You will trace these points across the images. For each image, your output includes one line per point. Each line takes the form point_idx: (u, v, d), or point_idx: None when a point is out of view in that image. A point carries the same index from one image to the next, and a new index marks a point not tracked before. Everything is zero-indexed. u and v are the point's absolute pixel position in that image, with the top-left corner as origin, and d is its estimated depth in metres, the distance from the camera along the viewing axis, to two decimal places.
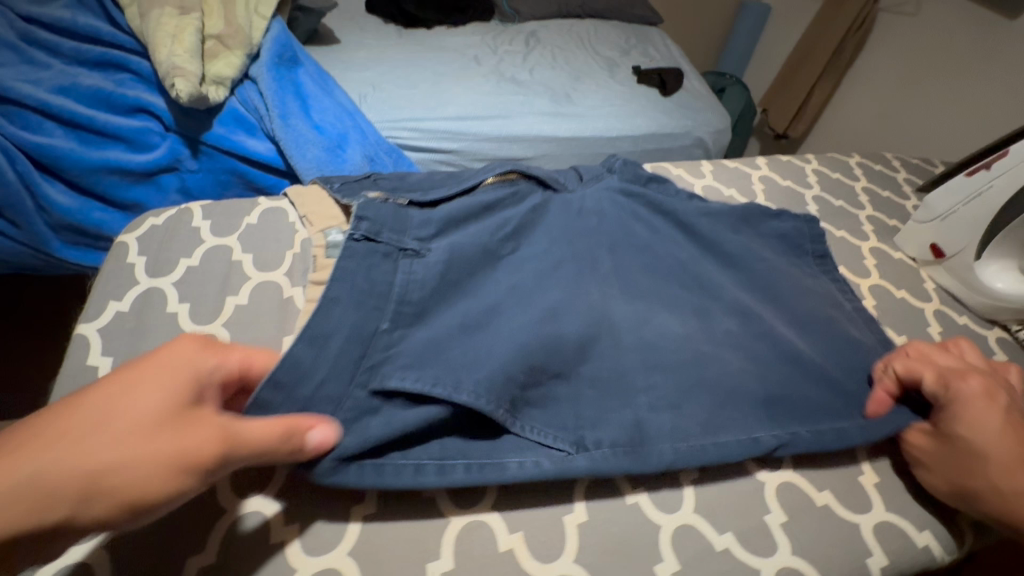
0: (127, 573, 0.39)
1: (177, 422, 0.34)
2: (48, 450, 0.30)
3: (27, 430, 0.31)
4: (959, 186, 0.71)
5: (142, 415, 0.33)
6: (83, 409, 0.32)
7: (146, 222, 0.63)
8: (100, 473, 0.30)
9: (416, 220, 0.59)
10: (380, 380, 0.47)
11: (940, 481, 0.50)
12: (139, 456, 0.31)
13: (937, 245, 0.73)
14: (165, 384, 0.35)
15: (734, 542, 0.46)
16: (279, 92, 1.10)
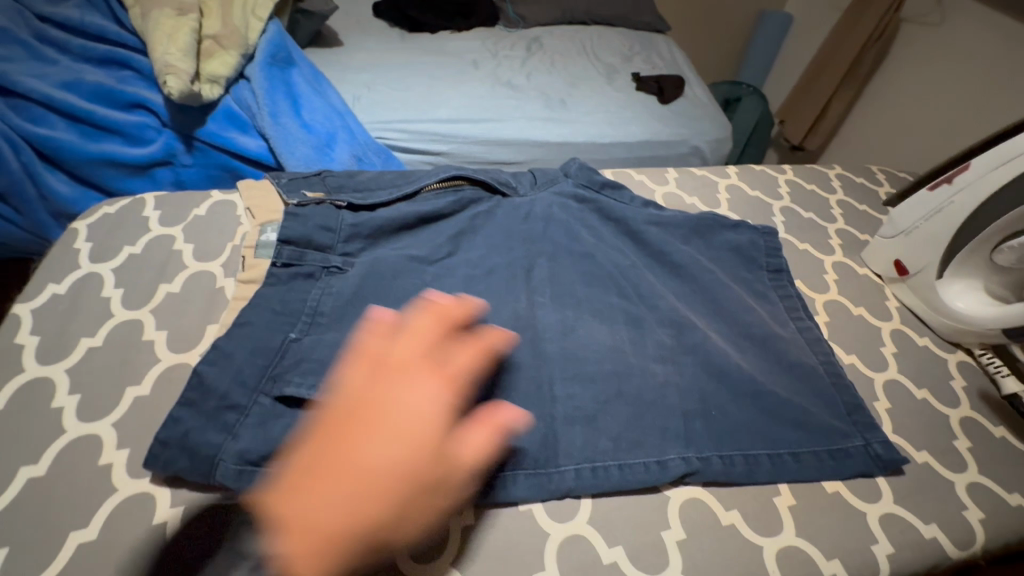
0: (12, 543, 0.41)
1: (442, 464, 0.31)
2: (362, 473, 0.28)
3: (325, 464, 0.28)
4: (920, 201, 0.68)
5: (412, 463, 0.30)
6: (357, 427, 0.30)
7: (99, 210, 0.66)
8: (413, 471, 0.30)
9: (344, 233, 0.62)
10: (280, 388, 0.47)
11: None
12: (422, 440, 0.31)
13: (900, 263, 0.70)
14: (421, 417, 0.31)
15: (623, 557, 0.45)
16: (270, 91, 1.12)
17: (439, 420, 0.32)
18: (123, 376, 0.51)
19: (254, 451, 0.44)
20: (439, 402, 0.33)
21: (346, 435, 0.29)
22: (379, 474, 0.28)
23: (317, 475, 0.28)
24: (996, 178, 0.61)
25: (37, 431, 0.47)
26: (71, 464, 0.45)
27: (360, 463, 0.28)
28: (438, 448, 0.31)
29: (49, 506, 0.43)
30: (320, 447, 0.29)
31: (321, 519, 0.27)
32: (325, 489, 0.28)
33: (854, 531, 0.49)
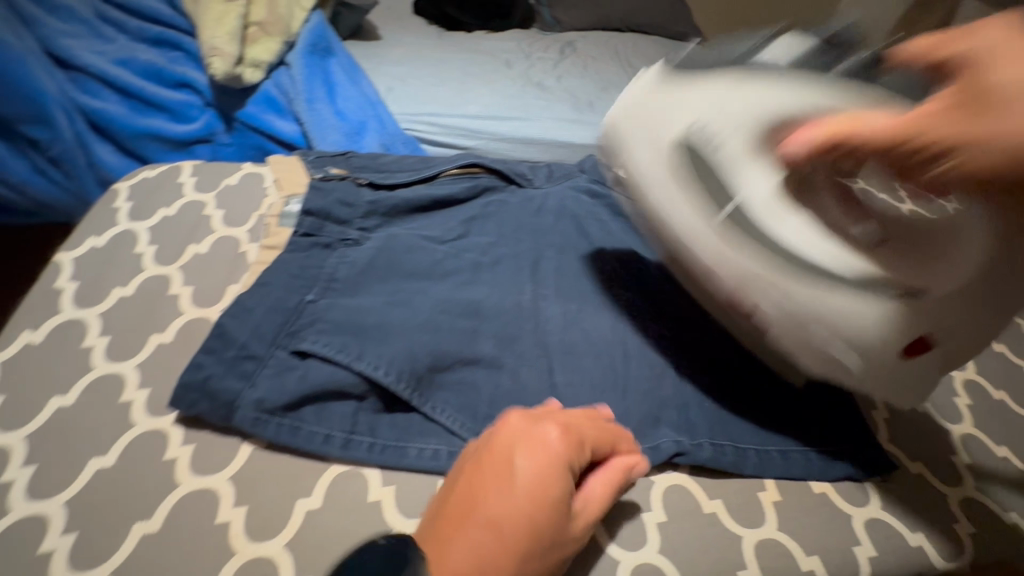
0: (41, 462, 0.45)
1: (557, 524, 0.38)
2: (484, 531, 0.36)
3: (456, 520, 0.36)
4: (787, 323, 0.47)
5: (530, 521, 0.37)
6: (482, 495, 0.37)
7: (140, 173, 0.71)
8: (525, 531, 0.37)
9: (363, 209, 0.65)
10: (298, 341, 0.51)
11: (977, 155, 0.32)
12: (538, 501, 0.38)
13: (903, 348, 0.46)
14: (547, 485, 0.38)
15: (603, 533, 0.46)
16: (308, 79, 1.16)
17: (562, 482, 0.39)
18: (148, 324, 0.55)
19: (270, 399, 0.47)
20: (564, 466, 0.40)
21: (484, 486, 0.38)
22: (502, 527, 0.36)
23: (450, 525, 0.36)
24: (775, 248, 0.47)
25: (70, 365, 0.51)
26: (95, 397, 0.49)
27: (490, 510, 0.36)
28: (553, 509, 0.38)
29: (74, 433, 0.47)
30: (460, 493, 0.38)
31: (463, 551, 0.34)
32: (460, 534, 0.36)
33: (834, 530, 0.49)
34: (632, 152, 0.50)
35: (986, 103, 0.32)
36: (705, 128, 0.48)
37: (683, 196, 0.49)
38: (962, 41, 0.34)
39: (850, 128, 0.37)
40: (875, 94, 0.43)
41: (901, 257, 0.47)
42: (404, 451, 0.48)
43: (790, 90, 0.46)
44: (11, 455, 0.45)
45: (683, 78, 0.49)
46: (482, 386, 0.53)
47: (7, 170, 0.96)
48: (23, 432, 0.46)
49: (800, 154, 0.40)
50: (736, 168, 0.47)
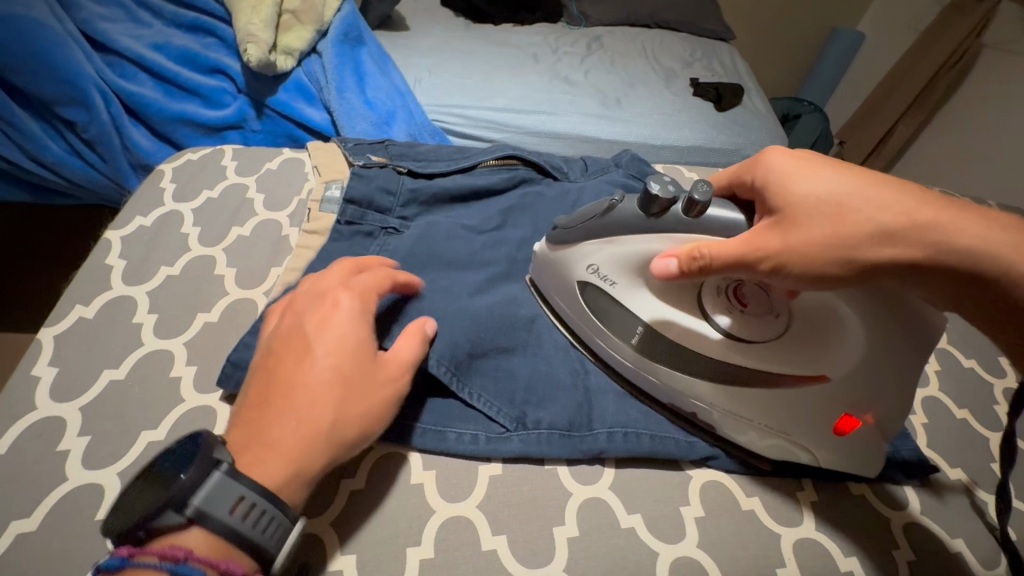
0: (95, 432, 0.46)
1: (362, 366, 0.41)
2: (293, 402, 0.39)
3: (269, 402, 0.39)
4: (723, 426, 0.50)
5: (333, 375, 0.40)
6: (282, 372, 0.40)
7: (183, 155, 0.72)
8: (332, 386, 0.40)
9: (403, 198, 0.66)
10: None
11: (819, 263, 0.41)
12: (333, 357, 0.41)
13: (831, 428, 0.47)
14: (333, 332, 0.42)
15: (641, 524, 0.46)
16: (339, 68, 1.12)
17: (357, 328, 0.43)
18: (195, 303, 0.56)
19: None
20: (354, 312, 0.43)
21: (281, 370, 0.40)
22: (305, 391, 0.39)
23: (266, 410, 0.39)
24: (687, 363, 0.50)
25: (121, 340, 0.52)
26: (146, 371, 0.50)
27: (294, 384, 0.40)
28: (355, 355, 0.42)
29: (126, 406, 0.48)
30: (263, 385, 0.40)
31: (282, 423, 0.38)
32: (280, 410, 0.39)
33: (872, 531, 0.49)
34: (555, 297, 0.57)
35: (793, 220, 0.41)
36: (598, 274, 0.53)
37: (602, 332, 0.53)
38: (756, 171, 0.46)
39: (704, 245, 0.43)
40: (718, 226, 0.44)
41: (797, 352, 0.48)
42: (443, 435, 0.48)
43: (651, 234, 0.48)
44: (67, 425, 0.46)
45: (566, 243, 0.53)
46: (520, 372, 0.53)
47: (44, 150, 0.95)
48: (77, 403, 0.48)
49: (674, 269, 0.45)
50: (633, 300, 0.52)
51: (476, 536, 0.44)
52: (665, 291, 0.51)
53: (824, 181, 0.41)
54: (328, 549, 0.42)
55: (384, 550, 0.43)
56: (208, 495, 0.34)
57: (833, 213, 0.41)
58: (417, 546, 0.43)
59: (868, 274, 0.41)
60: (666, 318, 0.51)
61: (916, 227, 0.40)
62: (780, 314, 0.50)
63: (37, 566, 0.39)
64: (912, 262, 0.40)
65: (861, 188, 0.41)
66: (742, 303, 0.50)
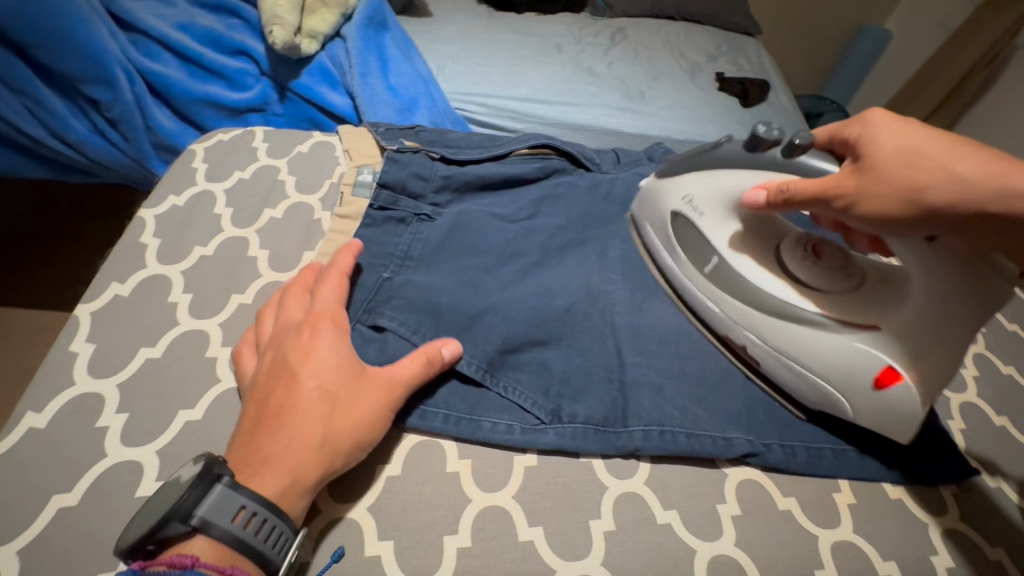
0: (133, 409, 0.46)
1: (345, 383, 0.42)
2: (284, 427, 0.40)
3: (262, 432, 0.40)
4: (772, 362, 0.52)
5: (318, 395, 0.41)
6: (272, 400, 0.42)
7: (215, 136, 0.71)
8: (320, 405, 0.41)
9: (435, 184, 0.65)
10: (373, 318, 0.51)
11: (886, 203, 0.42)
12: (315, 378, 0.42)
13: (870, 378, 0.46)
14: (315, 353, 0.43)
15: (677, 521, 0.46)
16: (363, 51, 1.10)
17: (337, 348, 0.44)
18: (230, 284, 0.56)
19: None
20: (332, 335, 0.45)
21: (269, 399, 0.42)
22: (294, 414, 0.40)
23: (258, 440, 0.40)
24: (752, 294, 0.53)
25: (156, 318, 0.52)
26: (182, 351, 0.50)
27: (282, 409, 0.41)
28: (339, 371, 0.43)
29: (162, 385, 0.48)
30: (255, 416, 0.41)
31: (276, 449, 0.39)
32: (273, 436, 0.40)
33: (911, 535, 0.48)
34: (647, 225, 0.62)
35: (869, 165, 0.43)
36: (690, 205, 0.58)
37: (679, 256, 0.58)
38: (850, 128, 0.46)
39: (790, 181, 0.47)
40: (810, 171, 0.46)
41: (860, 304, 0.50)
42: (478, 424, 0.48)
43: (745, 170, 0.53)
44: (104, 402, 0.46)
45: (670, 175, 0.60)
46: (555, 364, 0.52)
47: (67, 128, 0.94)
48: (115, 381, 0.48)
49: (760, 202, 0.49)
50: (715, 232, 0.56)
51: (512, 526, 0.44)
52: (747, 228, 0.56)
53: (908, 133, 0.42)
54: (366, 534, 0.42)
55: (419, 537, 0.42)
56: (211, 507, 0.35)
57: (910, 159, 0.41)
58: (454, 535, 0.43)
59: (939, 219, 0.41)
60: (741, 253, 0.55)
61: (991, 179, 0.40)
62: (854, 272, 0.52)
63: (78, 541, 0.39)
64: (980, 216, 0.40)
65: (941, 142, 0.42)
66: (818, 256, 0.53)
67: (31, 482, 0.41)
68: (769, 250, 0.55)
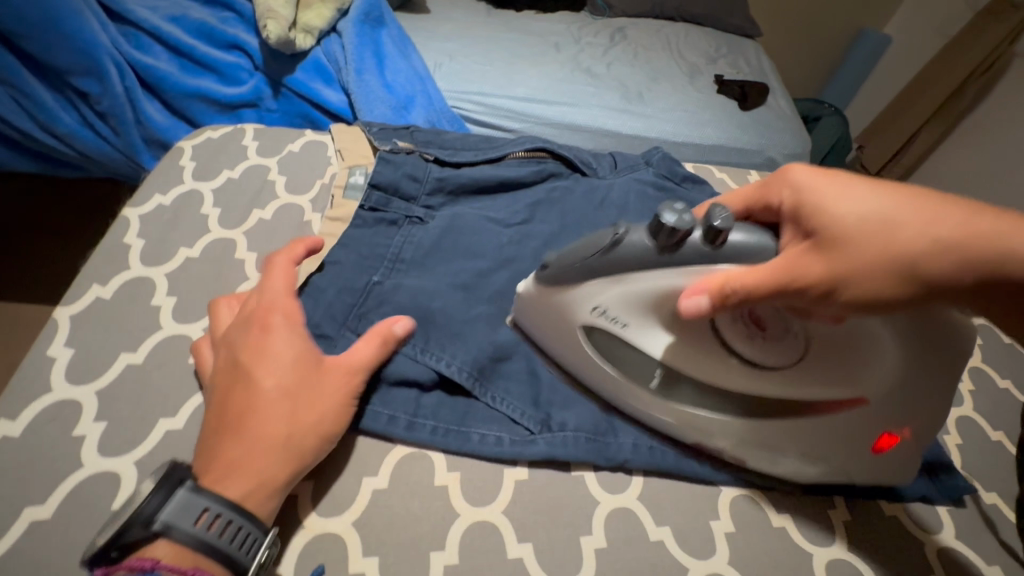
0: (112, 417, 0.45)
1: (305, 379, 0.42)
2: (245, 428, 0.39)
3: (220, 433, 0.39)
4: (746, 455, 0.48)
5: (275, 394, 0.41)
6: (230, 399, 0.41)
7: (204, 133, 0.70)
8: (279, 406, 0.40)
9: (429, 187, 0.63)
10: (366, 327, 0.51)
11: (871, 287, 0.36)
12: (272, 377, 0.41)
13: (869, 447, 0.46)
14: (269, 351, 0.42)
15: (670, 537, 0.45)
16: (359, 47, 1.08)
17: (291, 342, 0.43)
18: (216, 287, 0.54)
19: None
20: (283, 329, 0.44)
21: (226, 398, 0.41)
22: (254, 415, 0.40)
23: (218, 441, 0.39)
24: (708, 398, 0.47)
25: (138, 322, 0.51)
26: (164, 356, 0.48)
27: (241, 410, 0.40)
28: (295, 367, 0.42)
29: (143, 392, 0.46)
30: (214, 415, 0.40)
31: (236, 451, 0.38)
32: (232, 437, 0.39)
33: (906, 554, 0.48)
34: (552, 338, 0.50)
35: (835, 242, 0.37)
36: (607, 317, 0.46)
37: (616, 370, 0.48)
38: (779, 193, 0.42)
39: (732, 276, 0.38)
40: (748, 257, 0.38)
41: (818, 380, 0.44)
42: (467, 435, 0.47)
43: (664, 271, 0.41)
44: (82, 409, 0.45)
45: (564, 286, 0.45)
46: (547, 374, 0.51)
47: (56, 121, 0.92)
48: (94, 387, 0.46)
49: (703, 308, 0.39)
50: (647, 339, 0.47)
51: (501, 542, 0.43)
52: (675, 329, 0.46)
53: (866, 196, 0.37)
54: (350, 550, 0.41)
55: (405, 553, 0.41)
56: (175, 509, 0.34)
57: (881, 232, 0.36)
58: (441, 551, 0.42)
59: (928, 295, 0.36)
60: (681, 361, 0.47)
61: (971, 239, 0.35)
62: (795, 327, 0.46)
63: (51, 555, 0.38)
64: (973, 282, 0.35)
65: (906, 206, 0.36)
66: (762, 327, 0.45)
67: (5, 492, 0.40)
68: (707, 335, 0.46)
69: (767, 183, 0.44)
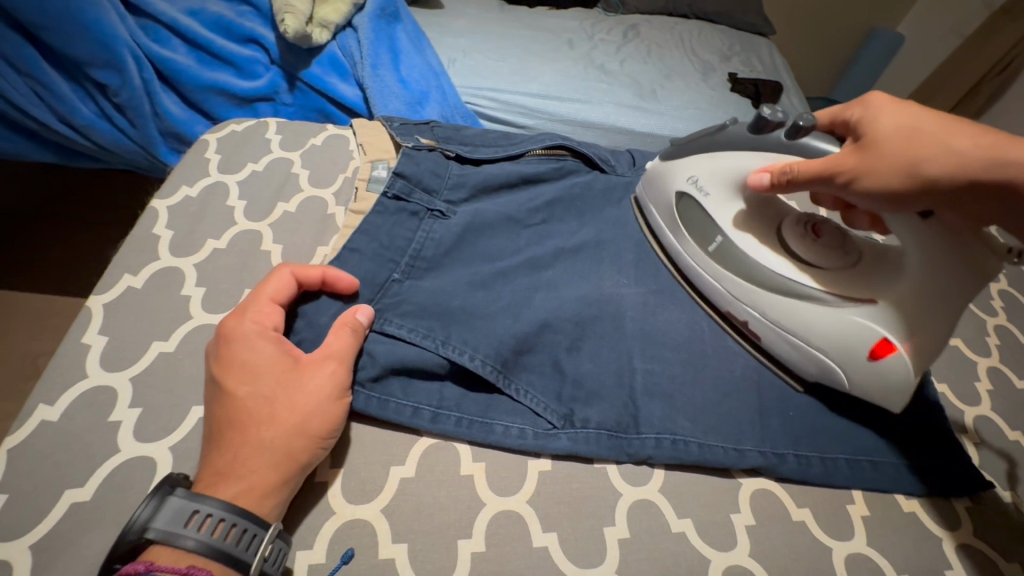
0: (146, 404, 0.46)
1: (278, 383, 0.41)
2: (226, 438, 0.39)
3: (208, 445, 0.40)
4: (772, 334, 0.54)
5: (249, 402, 0.40)
6: (213, 412, 0.41)
7: (228, 126, 0.71)
8: (256, 412, 0.40)
9: (450, 183, 0.64)
10: (380, 323, 0.50)
11: (881, 180, 0.42)
12: (245, 385, 0.41)
13: (863, 351, 0.48)
14: (240, 358, 0.42)
15: (691, 529, 0.46)
16: (375, 42, 1.09)
17: (264, 345, 0.42)
18: (243, 278, 0.55)
19: (367, 374, 0.47)
20: (253, 335, 0.43)
21: (210, 411, 0.41)
22: (231, 423, 0.39)
23: (207, 452, 0.39)
24: (746, 270, 0.55)
25: (168, 311, 0.51)
26: (194, 345, 0.49)
27: (221, 421, 0.40)
28: (272, 370, 0.42)
29: (174, 380, 0.47)
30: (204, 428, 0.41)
31: (220, 461, 0.38)
32: (217, 448, 0.39)
33: (925, 550, 0.48)
34: (653, 208, 0.64)
35: (867, 143, 0.43)
36: (695, 185, 0.59)
37: (682, 236, 0.60)
38: (853, 108, 0.46)
39: (793, 163, 0.48)
40: (810, 152, 0.48)
41: (864, 278, 0.50)
42: (490, 427, 0.48)
43: (753, 152, 0.54)
44: (117, 395, 0.46)
45: (677, 157, 0.62)
46: (568, 367, 0.52)
47: (74, 112, 0.93)
48: (127, 374, 0.47)
49: (764, 183, 0.51)
50: (720, 210, 0.58)
51: (527, 531, 0.44)
52: (751, 207, 0.57)
53: (903, 110, 0.43)
54: (380, 537, 0.42)
55: (434, 540, 0.42)
56: (169, 518, 0.33)
57: (906, 137, 0.42)
58: (468, 539, 0.42)
59: (932, 193, 0.41)
60: (743, 231, 0.57)
61: (988, 154, 0.39)
62: (851, 251, 0.54)
63: (90, 536, 0.39)
64: (967, 184, 0.39)
65: (940, 122, 0.41)
66: (817, 235, 0.55)
67: (45, 474, 0.41)
68: (771, 234, 0.57)
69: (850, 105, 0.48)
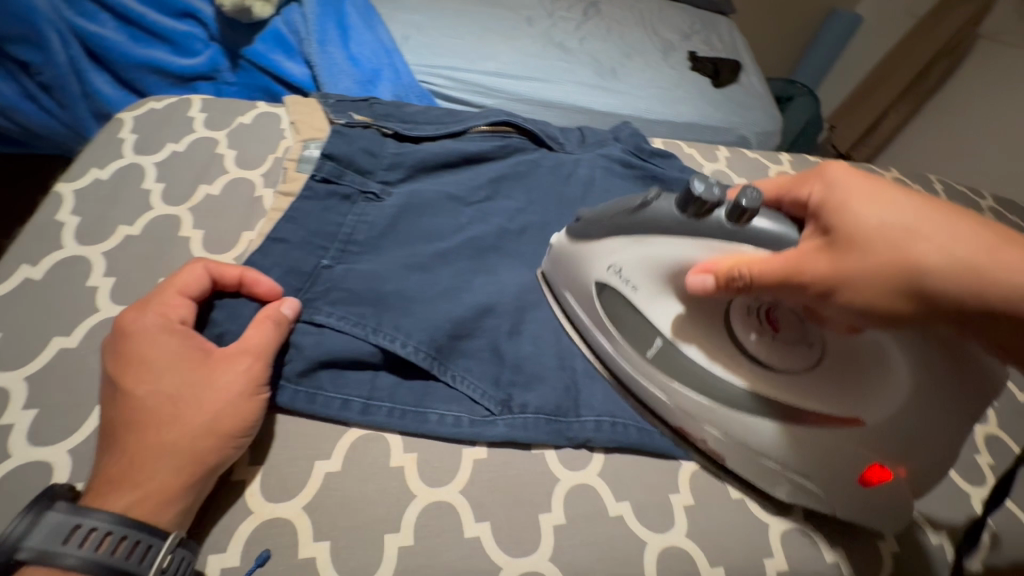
0: (45, 406, 0.42)
1: (183, 384, 0.38)
2: (121, 441, 0.36)
3: (103, 448, 0.37)
4: (737, 458, 0.46)
5: (146, 406, 0.37)
6: (108, 414, 0.37)
7: (146, 104, 0.65)
8: (155, 416, 0.37)
9: (386, 162, 0.60)
10: (308, 313, 0.47)
11: (868, 294, 0.36)
12: (143, 386, 0.37)
13: (856, 479, 0.43)
14: (140, 354, 0.39)
15: (629, 512, 0.45)
16: (321, 18, 1.03)
17: (167, 341, 0.39)
18: (158, 267, 0.51)
19: (293, 368, 0.44)
20: (156, 329, 0.40)
21: (105, 414, 0.38)
22: (127, 427, 0.36)
23: (101, 455, 0.36)
24: (706, 386, 0.45)
25: (72, 304, 0.48)
26: (100, 340, 0.46)
27: (117, 425, 0.37)
28: (176, 367, 0.39)
29: (74, 380, 0.43)
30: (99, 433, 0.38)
31: (113, 467, 0.35)
32: (112, 452, 0.36)
33: (861, 523, 0.49)
34: (567, 293, 0.51)
35: (845, 243, 0.36)
36: (619, 275, 0.47)
37: (615, 337, 0.49)
38: (811, 186, 0.40)
39: (743, 262, 0.39)
40: (759, 241, 0.40)
41: (835, 387, 0.44)
42: (424, 416, 0.46)
43: (683, 237, 0.43)
44: (9, 395, 0.42)
45: (590, 237, 0.48)
46: (507, 352, 0.50)
47: None
48: (22, 372, 0.43)
49: (704, 286, 0.42)
50: (652, 305, 0.47)
51: (459, 522, 0.42)
52: (688, 303, 0.47)
53: (888, 204, 0.36)
54: (301, 537, 0.40)
55: (359, 535, 0.40)
56: (47, 535, 0.31)
57: (896, 239, 0.35)
58: (396, 533, 0.41)
59: (924, 307, 0.35)
60: (688, 340, 0.47)
61: (988, 260, 0.34)
62: (814, 342, 0.47)
63: None
64: (970, 308, 0.34)
65: (926, 215, 0.35)
66: (774, 327, 0.47)
67: None
68: (719, 321, 0.48)
69: (800, 175, 0.42)
